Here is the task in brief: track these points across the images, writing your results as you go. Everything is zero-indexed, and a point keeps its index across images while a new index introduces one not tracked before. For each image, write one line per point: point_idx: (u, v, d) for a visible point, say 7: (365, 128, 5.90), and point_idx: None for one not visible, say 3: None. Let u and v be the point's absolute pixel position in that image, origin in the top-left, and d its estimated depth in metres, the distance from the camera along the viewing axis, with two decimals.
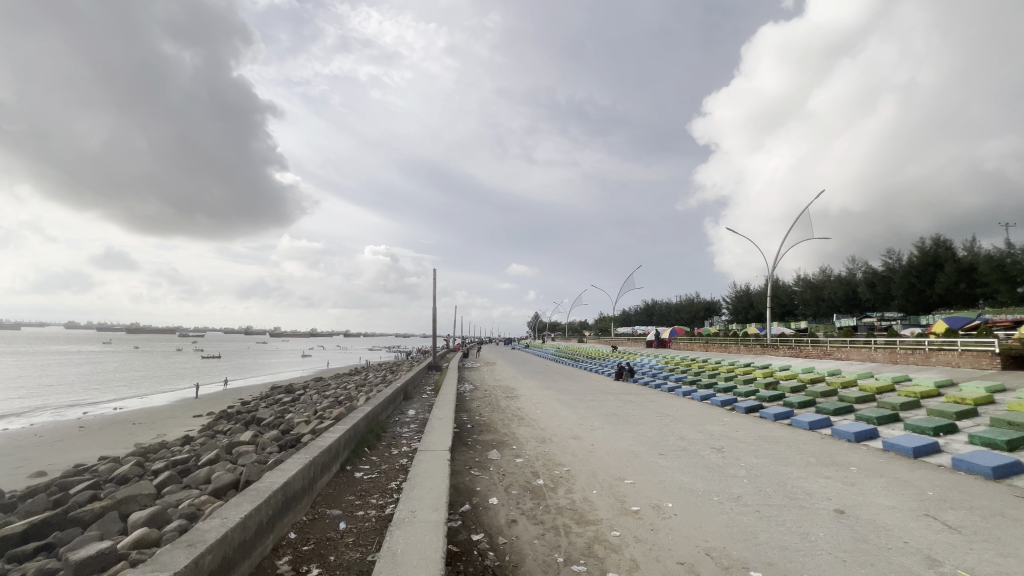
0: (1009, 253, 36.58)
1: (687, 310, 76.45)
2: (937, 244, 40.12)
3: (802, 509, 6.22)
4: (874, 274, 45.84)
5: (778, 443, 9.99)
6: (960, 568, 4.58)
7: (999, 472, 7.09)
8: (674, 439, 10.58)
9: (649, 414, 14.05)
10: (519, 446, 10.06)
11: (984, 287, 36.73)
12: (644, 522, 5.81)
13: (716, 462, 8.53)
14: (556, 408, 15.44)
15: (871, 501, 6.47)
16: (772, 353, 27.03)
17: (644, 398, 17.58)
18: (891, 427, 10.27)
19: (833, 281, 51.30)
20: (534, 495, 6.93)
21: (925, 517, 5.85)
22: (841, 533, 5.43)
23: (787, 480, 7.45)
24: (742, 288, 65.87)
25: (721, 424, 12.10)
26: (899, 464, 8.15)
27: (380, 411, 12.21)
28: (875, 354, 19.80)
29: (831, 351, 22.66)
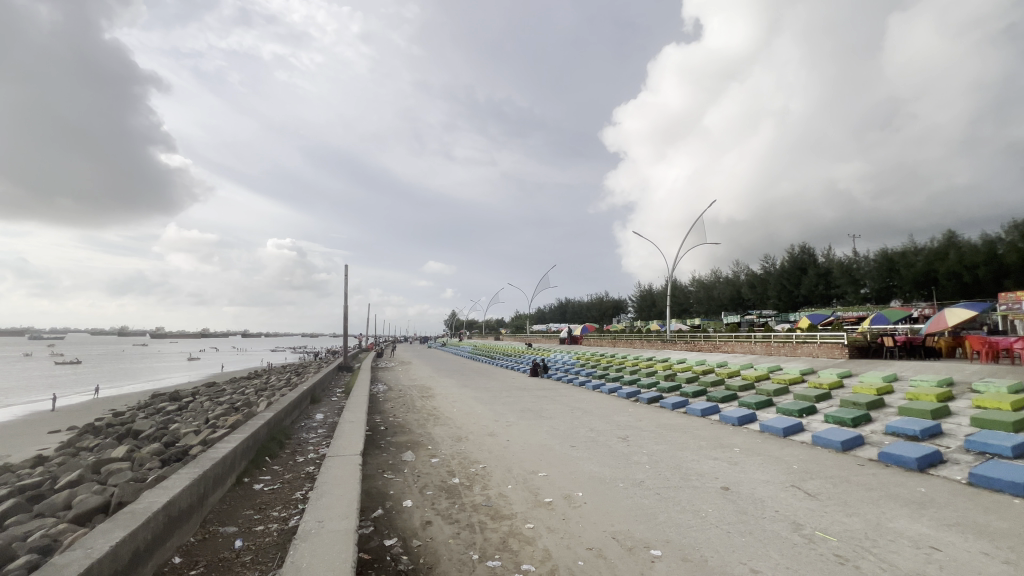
0: (855, 260, 43.50)
1: (598, 309, 80.47)
2: (803, 251, 46.46)
3: (695, 489, 6.84)
4: (755, 276, 51.68)
5: (675, 429, 10.91)
6: (817, 530, 5.32)
7: (846, 444, 8.42)
8: (584, 430, 11.10)
9: (562, 408, 14.61)
10: (434, 445, 9.92)
11: (837, 288, 43.32)
12: (556, 512, 6.02)
13: (622, 451, 9.11)
14: (472, 405, 15.48)
15: (750, 477, 7.30)
16: (671, 348, 29.46)
17: (557, 393, 18.24)
18: (766, 411, 11.70)
19: (722, 282, 57.06)
20: (449, 494, 6.87)
21: (792, 488, 6.72)
22: (726, 508, 6.07)
23: (682, 463, 8.16)
24: (645, 288, 71.00)
25: (627, 415, 12.93)
26: (771, 443, 9.30)
27: (283, 418, 11.33)
28: (754, 347, 22.38)
29: (719, 344, 25.25)
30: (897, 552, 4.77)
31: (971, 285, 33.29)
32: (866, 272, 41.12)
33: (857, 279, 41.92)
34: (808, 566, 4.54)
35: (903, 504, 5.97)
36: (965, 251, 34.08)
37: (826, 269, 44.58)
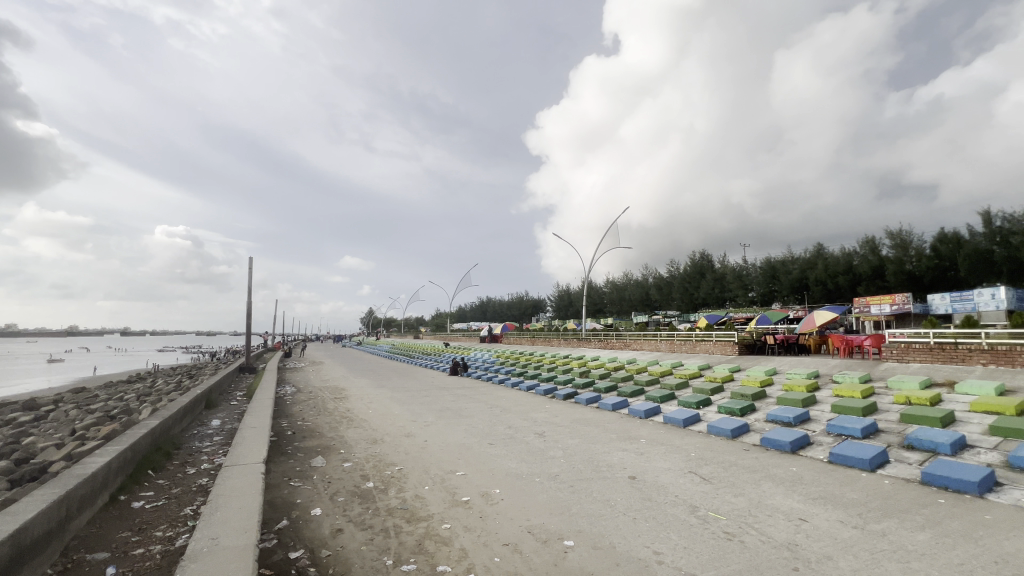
0: (744, 266, 48.54)
1: (518, 308, 81.95)
2: (702, 257, 50.92)
3: (605, 479, 7.21)
4: (662, 279, 55.71)
5: (588, 424, 11.42)
6: (711, 511, 5.85)
7: (735, 432, 9.40)
8: (502, 428, 11.24)
9: (481, 407, 14.63)
10: (347, 449, 9.47)
11: (729, 291, 48.00)
12: (473, 511, 6.02)
13: (538, 446, 9.35)
14: (389, 406, 14.99)
15: (654, 465, 7.86)
16: (586, 346, 30.78)
17: (476, 392, 18.27)
18: (669, 404, 12.66)
19: (633, 284, 60.77)
20: (362, 499, 6.60)
21: (690, 474, 7.34)
22: (633, 496, 6.48)
23: (594, 456, 8.57)
24: (563, 288, 73.49)
25: (544, 412, 13.30)
26: (673, 433, 10.09)
27: (171, 425, 10.13)
28: (660, 344, 24.12)
29: (629, 342, 26.88)
30: (774, 525, 5.40)
31: (834, 291, 38.60)
32: (753, 277, 46.03)
33: (746, 284, 46.75)
34: (703, 544, 4.98)
35: (778, 483, 6.78)
36: (830, 262, 39.44)
37: (721, 274, 49.22)
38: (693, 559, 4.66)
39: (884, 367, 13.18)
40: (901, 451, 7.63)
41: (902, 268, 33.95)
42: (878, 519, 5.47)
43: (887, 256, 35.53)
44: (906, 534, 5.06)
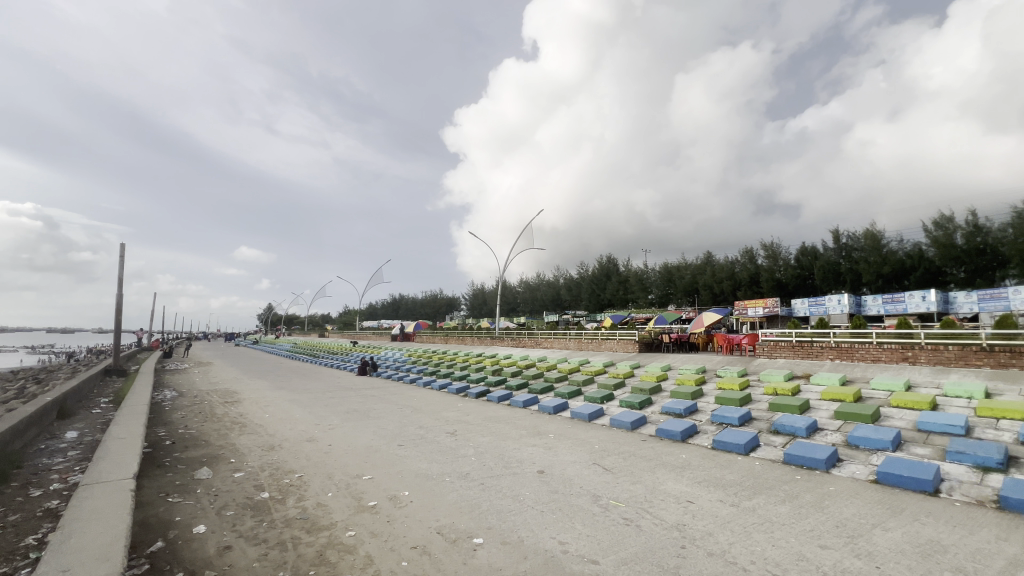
0: (646, 270, 52.29)
1: (431, 306, 80.71)
2: (609, 260, 54.02)
3: (515, 475, 7.36)
4: (572, 280, 58.26)
5: (499, 421, 11.57)
6: (611, 499, 6.24)
7: (634, 424, 10.12)
8: (413, 428, 10.99)
9: (390, 407, 14.17)
10: (239, 457, 8.65)
11: (632, 293, 51.43)
12: (380, 516, 5.80)
13: (449, 446, 9.29)
14: (289, 409, 13.93)
15: (561, 459, 8.18)
16: (499, 344, 31.12)
17: (386, 392, 17.65)
18: (576, 399, 13.26)
19: (545, 285, 62.80)
20: (256, 511, 6.07)
21: (594, 465, 7.75)
22: (540, 489, 6.70)
23: (505, 452, 8.71)
24: (478, 287, 73.72)
25: (456, 410, 13.24)
26: (579, 427, 10.59)
27: (9, 440, 8.49)
28: (569, 342, 25.12)
29: (540, 341, 27.62)
30: (666, 508, 5.90)
31: (719, 295, 43.02)
32: (652, 280, 49.88)
33: (646, 286, 50.47)
34: (604, 530, 5.29)
35: (670, 469, 7.41)
36: (716, 269, 44.00)
37: (625, 277, 52.67)
38: (594, 546, 4.93)
39: (757, 363, 15.00)
40: (768, 435, 8.74)
41: (773, 276, 38.89)
42: (749, 496, 6.22)
43: (761, 265, 40.49)
44: (771, 508, 5.80)
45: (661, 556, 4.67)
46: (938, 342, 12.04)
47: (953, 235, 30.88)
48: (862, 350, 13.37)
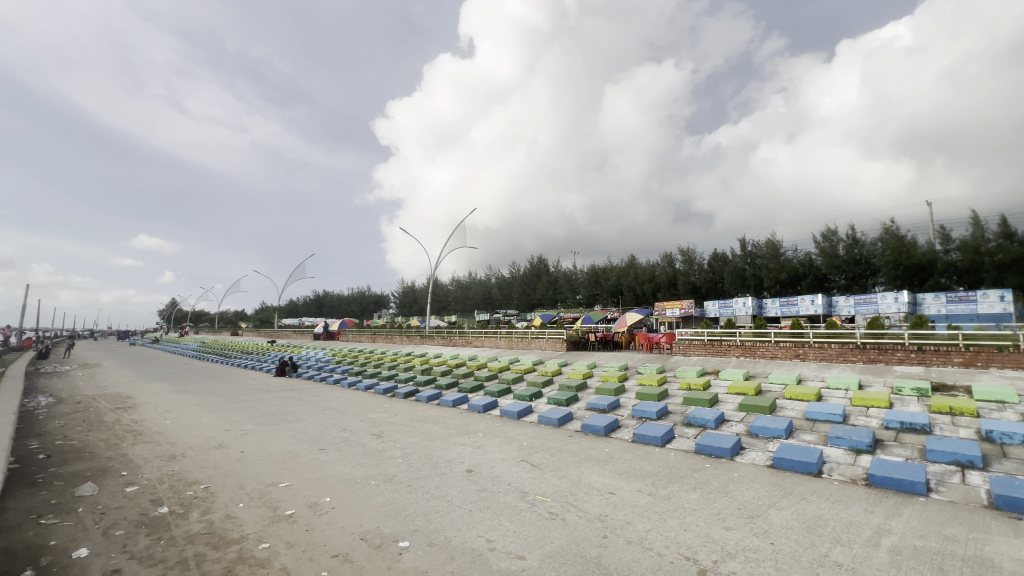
0: (574, 271, 53.98)
1: (358, 304, 77.57)
2: (540, 261, 55.11)
3: (443, 475, 7.29)
4: (504, 280, 58.80)
5: (428, 421, 11.38)
6: (539, 494, 6.38)
7: (560, 420, 10.42)
8: (335, 431, 10.49)
9: (311, 409, 13.42)
10: (133, 469, 7.75)
11: (561, 293, 52.88)
12: (298, 525, 5.48)
13: (375, 448, 8.98)
14: (195, 415, 12.72)
15: (489, 457, 8.22)
16: (428, 343, 30.58)
17: (306, 393, 16.68)
18: (505, 398, 13.38)
19: (476, 284, 62.77)
20: (152, 529, 5.47)
21: (522, 462, 7.88)
22: (469, 488, 6.68)
23: (433, 453, 8.59)
24: (408, 284, 72.00)
25: (383, 411, 12.83)
26: (508, 425, 10.70)
27: None
28: (499, 341, 25.22)
29: (470, 339, 27.51)
30: (590, 501, 6.13)
31: (641, 296, 45.46)
32: (580, 282, 51.68)
33: (574, 287, 52.15)
34: (530, 526, 5.39)
35: (594, 463, 7.71)
36: (639, 272, 46.55)
37: (554, 278, 54.09)
38: (521, 542, 5.00)
39: (674, 360, 16.06)
40: (682, 427, 9.40)
41: (688, 279, 41.85)
42: (664, 484, 6.65)
43: (679, 269, 43.44)
44: (683, 495, 6.24)
45: (584, 547, 4.85)
46: (823, 340, 13.64)
47: (836, 247, 35.19)
48: (762, 348, 14.78)
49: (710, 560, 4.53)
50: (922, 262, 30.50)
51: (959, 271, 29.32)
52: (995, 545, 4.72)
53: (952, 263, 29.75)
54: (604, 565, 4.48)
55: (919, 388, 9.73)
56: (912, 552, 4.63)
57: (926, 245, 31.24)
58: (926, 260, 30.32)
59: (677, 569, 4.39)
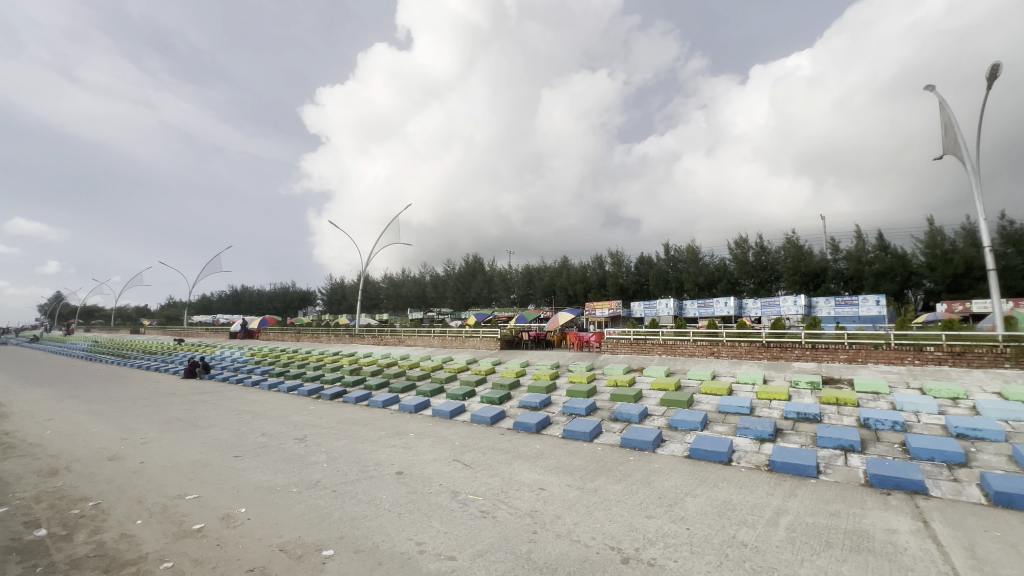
0: (510, 271, 54.45)
1: (281, 300, 72.86)
2: (475, 259, 55.02)
3: (371, 479, 7.04)
4: (438, 278, 58.03)
5: (356, 423, 10.95)
6: (471, 493, 6.36)
7: (494, 419, 10.46)
8: (253, 436, 9.77)
9: (225, 414, 12.40)
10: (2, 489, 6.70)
11: (496, 292, 53.14)
12: (207, 540, 5.05)
13: (297, 453, 8.48)
14: (83, 423, 11.27)
15: (420, 458, 8.06)
16: (358, 342, 29.39)
17: (220, 396, 15.38)
18: (438, 397, 13.19)
19: (410, 281, 61.36)
20: (26, 555, 4.76)
21: (454, 462, 7.81)
22: (398, 490, 6.52)
23: (361, 456, 8.27)
24: (337, 280, 68.85)
25: (306, 414, 12.14)
26: (441, 425, 10.57)
27: None
28: (432, 340, 24.76)
29: (402, 338, 26.78)
30: (521, 498, 6.21)
31: (573, 296, 46.83)
32: (514, 281, 52.25)
33: (508, 287, 52.62)
34: (461, 525, 5.36)
35: (526, 460, 7.82)
36: (571, 273, 47.95)
37: (489, 277, 54.27)
38: (451, 542, 4.95)
39: (603, 358, 16.72)
40: (609, 423, 9.81)
41: (617, 281, 43.77)
42: (592, 478, 6.91)
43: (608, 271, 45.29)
44: (610, 488, 6.51)
45: (514, 544, 4.90)
46: (735, 339, 14.84)
47: (746, 254, 38.52)
48: (682, 347, 15.79)
49: (633, 548, 4.77)
50: (816, 269, 34.19)
51: (846, 278, 33.27)
52: (870, 518, 5.40)
53: (840, 271, 33.67)
54: (534, 560, 4.56)
55: (812, 381, 10.90)
56: (805, 528, 5.18)
57: (820, 254, 35.10)
58: (820, 268, 34.08)
59: (603, 559, 4.57)
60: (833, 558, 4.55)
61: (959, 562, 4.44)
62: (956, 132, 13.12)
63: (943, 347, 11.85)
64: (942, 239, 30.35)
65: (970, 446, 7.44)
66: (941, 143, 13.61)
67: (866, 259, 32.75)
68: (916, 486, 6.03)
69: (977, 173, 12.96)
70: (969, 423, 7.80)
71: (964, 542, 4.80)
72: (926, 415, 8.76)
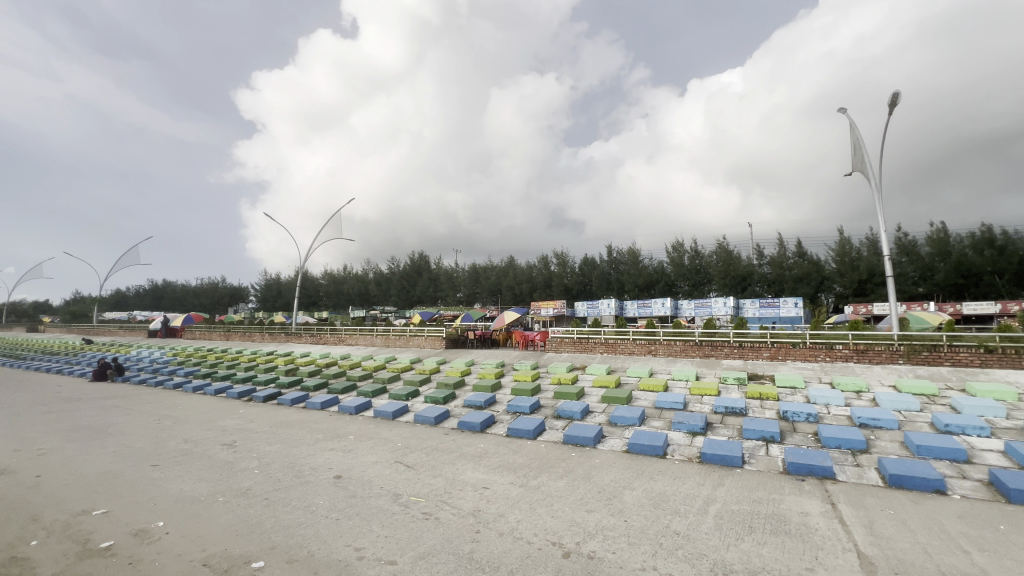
0: (456, 269, 53.99)
1: (208, 296, 67.80)
2: (420, 257, 54.06)
3: (307, 484, 6.72)
4: (382, 275, 56.45)
5: (291, 426, 10.41)
6: (413, 495, 6.24)
7: (438, 419, 10.31)
8: (174, 443, 9.03)
9: (142, 419, 11.35)
10: None
11: (442, 291, 52.52)
12: (118, 558, 4.60)
13: (225, 459, 7.94)
14: None
15: (360, 461, 7.81)
16: (294, 341, 27.92)
17: (136, 401, 14.06)
18: (380, 398, 12.82)
19: (352, 278, 59.21)
20: None
21: (395, 463, 7.64)
22: (337, 495, 6.27)
23: (296, 460, 7.87)
24: (272, 276, 65.14)
25: (236, 418, 11.38)
26: (383, 426, 10.28)
27: None
28: (375, 339, 23.92)
29: (343, 337, 25.73)
30: (464, 497, 6.18)
31: (520, 295, 47.20)
32: (461, 280, 51.91)
33: (454, 285, 52.19)
34: (402, 528, 5.24)
35: (469, 460, 7.79)
36: (517, 273, 48.34)
37: (435, 275, 53.57)
38: (392, 547, 4.82)
39: (547, 357, 17.00)
40: (553, 420, 9.99)
41: (562, 281, 44.65)
42: (535, 475, 7.00)
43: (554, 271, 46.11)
44: (552, 484, 6.63)
45: (457, 544, 4.86)
46: (671, 338, 15.59)
47: (682, 257, 40.63)
48: (623, 345, 16.36)
49: (574, 542, 4.88)
50: (744, 273, 36.69)
51: (769, 282, 35.99)
52: (787, 502, 5.87)
53: (764, 275, 36.34)
54: (476, 559, 4.55)
55: (739, 377, 11.68)
56: (731, 515, 5.54)
57: (747, 259, 37.71)
58: (747, 272, 36.61)
59: (545, 554, 4.64)
60: (755, 541, 4.90)
61: (860, 538, 4.93)
62: (864, 152, 14.53)
63: (849, 345, 13.14)
64: (850, 248, 33.57)
65: (870, 434, 8.29)
66: (851, 161, 15.02)
67: (786, 264, 35.58)
68: (825, 472, 6.64)
69: (880, 189, 14.44)
70: (870, 413, 8.69)
71: (864, 520, 5.34)
72: (835, 407, 9.66)
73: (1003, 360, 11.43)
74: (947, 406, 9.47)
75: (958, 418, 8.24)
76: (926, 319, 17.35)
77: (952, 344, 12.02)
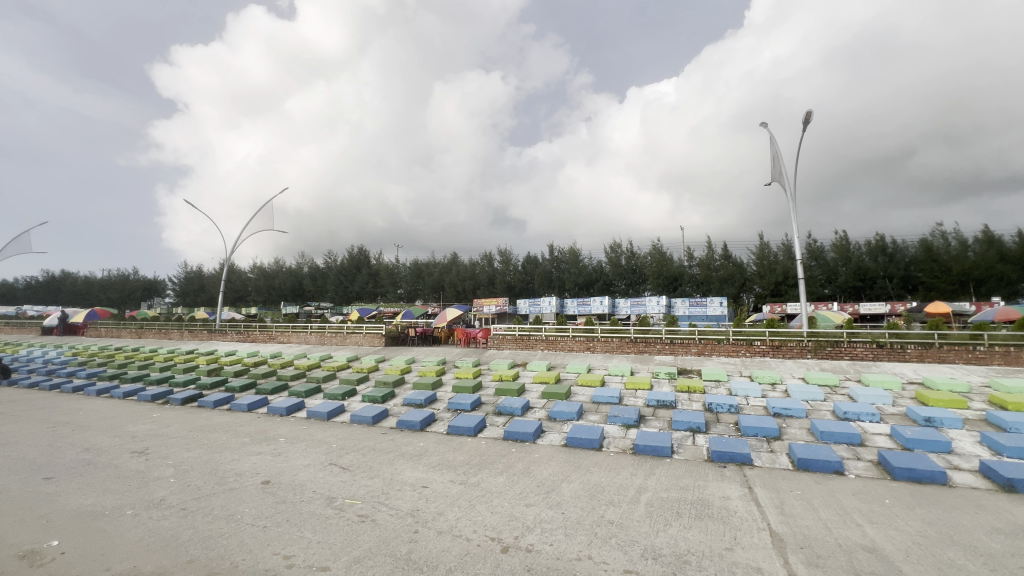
0: (397, 265, 52.67)
1: (116, 290, 61.44)
2: (360, 252, 52.28)
3: (230, 492, 6.27)
4: (318, 271, 54.02)
5: (214, 430, 9.68)
6: (348, 498, 6.01)
7: (375, 418, 10.01)
8: (73, 453, 8.06)
9: (35, 428, 10.04)
10: None
11: (382, 287, 51.15)
12: None
13: (136, 469, 7.22)
14: None
15: (291, 465, 7.42)
16: (217, 339, 25.98)
17: (24, 406, 12.42)
18: (312, 398, 12.23)
19: (284, 272, 55.91)
20: None
21: (330, 466, 7.33)
22: (265, 501, 5.93)
23: (218, 467, 7.32)
24: (193, 270, 60.19)
25: (149, 422, 10.39)
26: (316, 427, 9.85)
27: None
28: (309, 337, 22.55)
29: (272, 335, 24.20)
30: (402, 498, 6.05)
31: (463, 292, 46.85)
32: (402, 276, 50.89)
33: (395, 282, 51.09)
34: (337, 532, 5.06)
35: (408, 459, 7.65)
36: (460, 270, 48.12)
37: (375, 270, 52.04)
38: (324, 554, 4.59)
39: (488, 354, 17.03)
40: (494, 417, 10.02)
41: (504, 280, 44.94)
42: (474, 472, 7.00)
43: (496, 268, 46.39)
44: (491, 480, 6.67)
45: (394, 546, 4.76)
46: (608, 335, 16.17)
47: (620, 258, 42.32)
48: (565, 342, 16.71)
49: (512, 537, 4.94)
50: (675, 274, 38.85)
51: (697, 282, 38.33)
52: (710, 488, 6.30)
53: (693, 276, 38.66)
54: (413, 560, 4.48)
55: (670, 372, 12.37)
56: (661, 503, 5.86)
57: (679, 261, 39.97)
58: (678, 273, 38.78)
59: (484, 550, 4.66)
60: (681, 526, 5.21)
61: (773, 518, 5.40)
62: (781, 164, 15.81)
63: (767, 341, 14.29)
64: (768, 252, 36.52)
65: (783, 422, 9.09)
66: (770, 171, 16.30)
67: (714, 266, 38.02)
68: (744, 459, 7.20)
69: (794, 199, 15.78)
70: (783, 403, 9.52)
71: (777, 501, 5.84)
72: (753, 398, 10.50)
73: (890, 354, 12.97)
74: (845, 395, 10.57)
75: (855, 406, 9.24)
76: (831, 317, 19.23)
77: (850, 340, 13.45)
